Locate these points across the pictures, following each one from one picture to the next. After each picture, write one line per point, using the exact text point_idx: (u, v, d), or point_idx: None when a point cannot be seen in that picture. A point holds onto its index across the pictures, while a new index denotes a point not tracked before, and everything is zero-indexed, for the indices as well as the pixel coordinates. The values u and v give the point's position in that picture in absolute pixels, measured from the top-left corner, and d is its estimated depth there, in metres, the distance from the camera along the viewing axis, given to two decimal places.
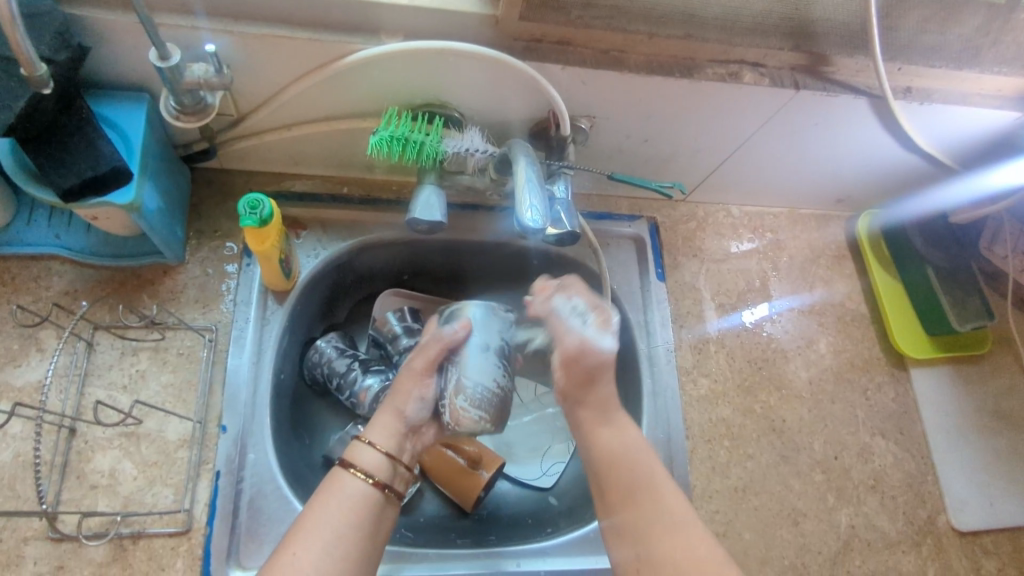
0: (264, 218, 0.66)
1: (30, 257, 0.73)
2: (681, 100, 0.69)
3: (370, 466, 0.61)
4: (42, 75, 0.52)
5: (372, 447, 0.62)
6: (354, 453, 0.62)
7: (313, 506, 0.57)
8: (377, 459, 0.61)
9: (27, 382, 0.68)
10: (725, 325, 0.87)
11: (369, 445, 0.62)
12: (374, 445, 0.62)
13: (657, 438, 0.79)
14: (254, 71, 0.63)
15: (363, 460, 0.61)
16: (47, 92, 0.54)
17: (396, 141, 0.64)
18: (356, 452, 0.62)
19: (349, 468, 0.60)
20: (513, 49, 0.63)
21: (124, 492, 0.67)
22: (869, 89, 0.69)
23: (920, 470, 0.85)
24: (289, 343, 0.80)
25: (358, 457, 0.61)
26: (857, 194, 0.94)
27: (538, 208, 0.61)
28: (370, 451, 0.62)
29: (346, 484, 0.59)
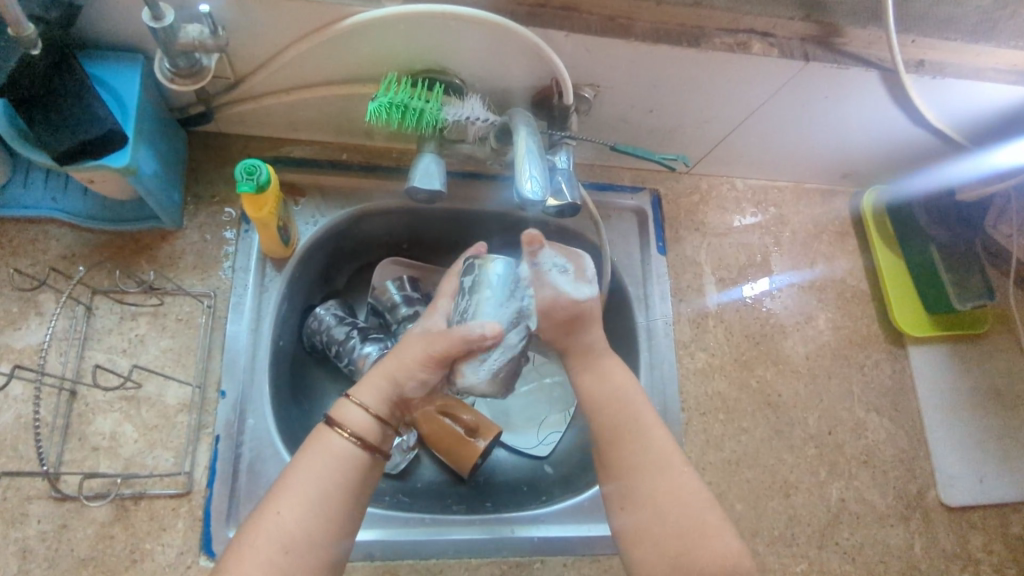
0: (261, 183, 0.65)
1: (26, 219, 0.72)
2: (687, 70, 0.67)
3: (357, 426, 0.59)
4: (30, 32, 0.51)
5: (358, 408, 0.60)
6: (340, 412, 0.60)
7: (301, 466, 0.57)
8: (364, 419, 0.60)
9: (28, 345, 0.69)
10: (724, 299, 0.87)
11: (356, 405, 0.60)
12: (360, 404, 0.60)
13: (653, 409, 0.80)
14: (250, 34, 0.61)
15: (349, 420, 0.59)
16: (35, 53, 0.53)
17: (396, 108, 0.63)
18: (342, 409, 0.60)
19: (335, 427, 0.59)
20: (516, 14, 0.61)
21: (125, 454, 0.67)
22: (880, 62, 0.68)
23: (913, 446, 0.86)
24: (288, 309, 0.80)
25: (347, 417, 0.59)
26: (863, 169, 0.92)
27: (539, 179, 0.60)
28: (358, 410, 0.60)
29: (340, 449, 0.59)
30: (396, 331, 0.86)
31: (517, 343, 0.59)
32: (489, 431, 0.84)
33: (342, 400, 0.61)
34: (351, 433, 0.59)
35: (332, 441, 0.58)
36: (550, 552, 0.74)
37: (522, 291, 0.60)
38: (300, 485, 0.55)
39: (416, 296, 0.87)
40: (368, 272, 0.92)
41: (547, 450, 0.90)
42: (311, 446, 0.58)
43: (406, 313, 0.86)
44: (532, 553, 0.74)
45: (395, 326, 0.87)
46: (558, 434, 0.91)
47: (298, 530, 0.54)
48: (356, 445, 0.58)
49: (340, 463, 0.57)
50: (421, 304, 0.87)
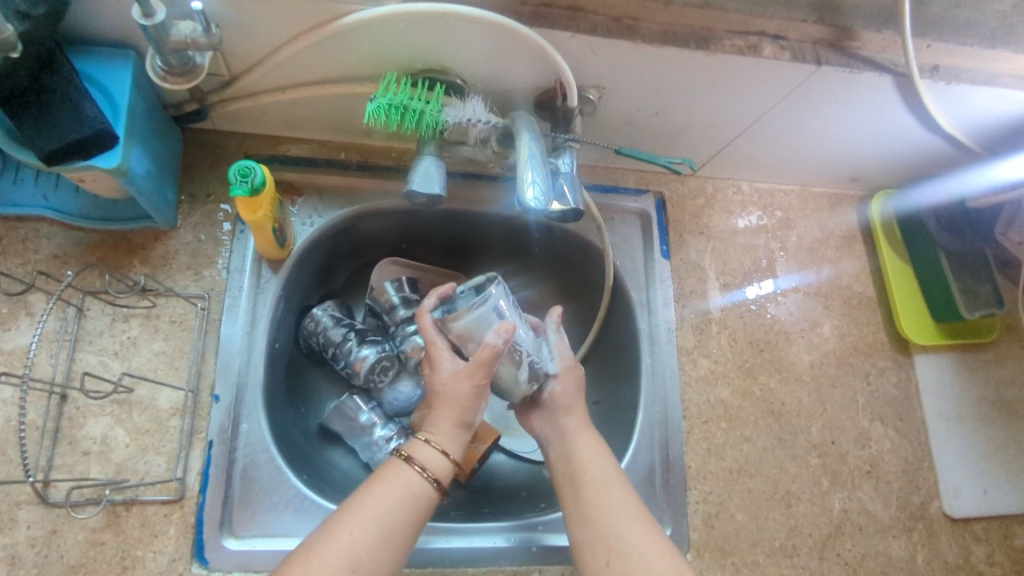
0: (256, 187, 0.62)
1: (16, 218, 0.71)
2: (696, 71, 0.65)
3: (425, 462, 0.61)
4: (7, 35, 0.49)
5: (430, 445, 0.62)
6: (411, 449, 0.61)
7: (371, 492, 0.57)
8: (433, 455, 0.61)
9: (17, 347, 0.67)
10: (727, 302, 0.86)
11: (427, 443, 0.62)
12: (430, 442, 0.62)
13: (653, 416, 0.79)
14: (245, 32, 0.59)
15: (418, 455, 0.61)
16: (16, 55, 0.51)
17: (395, 110, 0.61)
18: (414, 447, 0.62)
19: (407, 460, 0.60)
20: (520, 14, 0.59)
21: (116, 459, 0.66)
22: (895, 66, 0.65)
23: (917, 456, 0.85)
24: (283, 312, 0.78)
25: (419, 453, 0.61)
26: (873, 174, 0.90)
27: (541, 185, 0.58)
28: (427, 448, 0.62)
29: (403, 474, 0.59)
30: (393, 332, 0.85)
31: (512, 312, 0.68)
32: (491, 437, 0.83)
33: (412, 439, 0.63)
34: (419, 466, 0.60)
35: (403, 471, 0.59)
36: (548, 561, 0.73)
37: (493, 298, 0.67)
38: (375, 506, 0.56)
39: (415, 298, 0.86)
40: (365, 272, 0.91)
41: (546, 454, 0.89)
42: (381, 476, 0.59)
43: (406, 315, 0.85)
44: (529, 563, 0.73)
45: (392, 329, 0.85)
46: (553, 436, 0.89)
47: (362, 550, 0.54)
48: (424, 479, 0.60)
49: (409, 495, 0.58)
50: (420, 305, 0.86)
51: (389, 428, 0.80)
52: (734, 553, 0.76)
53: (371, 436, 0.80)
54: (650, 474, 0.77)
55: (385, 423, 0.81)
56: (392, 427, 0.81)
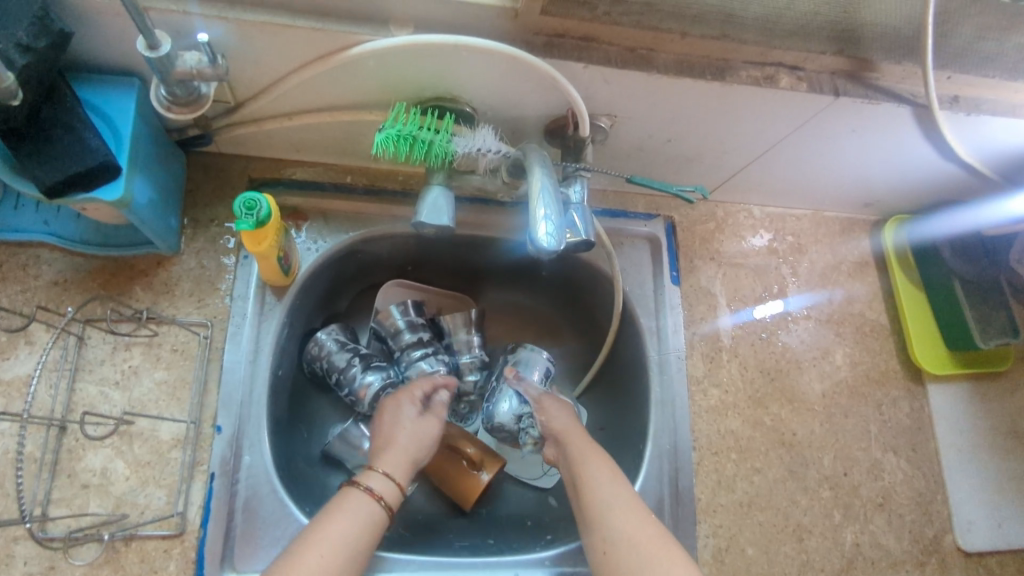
0: (261, 219, 0.61)
1: (18, 243, 0.70)
2: (711, 101, 0.64)
3: (380, 490, 0.63)
4: (7, 83, 0.47)
5: (383, 473, 0.64)
6: (365, 479, 0.63)
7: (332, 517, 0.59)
8: (386, 486, 0.63)
9: (16, 376, 0.66)
10: (737, 322, 0.85)
11: (382, 473, 0.64)
12: (384, 472, 0.64)
13: (663, 447, 0.78)
14: (250, 61, 0.58)
15: (372, 483, 0.63)
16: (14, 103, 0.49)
17: (404, 140, 0.60)
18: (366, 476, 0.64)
19: (362, 487, 0.62)
20: (533, 45, 0.57)
21: (116, 492, 0.65)
22: (914, 97, 0.64)
23: (930, 488, 0.83)
24: (287, 339, 0.77)
25: (372, 482, 0.63)
26: (886, 199, 0.89)
27: (556, 227, 0.56)
28: (380, 478, 0.64)
29: (359, 502, 0.61)
30: (398, 356, 0.83)
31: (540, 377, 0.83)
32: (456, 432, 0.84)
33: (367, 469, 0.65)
34: (372, 492, 0.62)
35: (361, 498, 0.61)
36: None
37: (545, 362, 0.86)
38: (339, 530, 0.58)
39: (420, 322, 0.84)
40: (371, 295, 0.90)
41: (551, 481, 0.87)
42: (341, 502, 0.61)
43: (410, 340, 0.83)
44: None
45: (397, 355, 0.83)
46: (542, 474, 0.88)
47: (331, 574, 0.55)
48: (380, 504, 0.62)
49: (367, 519, 0.60)
50: (425, 329, 0.84)
51: None
52: None
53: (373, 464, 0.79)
54: (659, 507, 0.76)
55: None
56: None
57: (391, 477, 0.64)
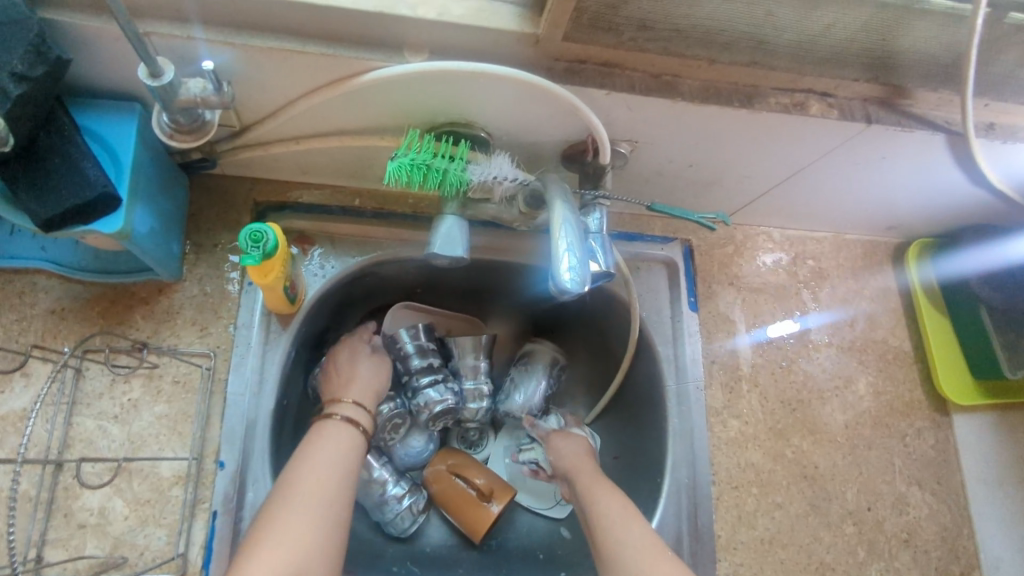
0: (268, 251, 0.58)
1: (14, 270, 0.67)
2: (737, 128, 0.61)
3: (355, 418, 0.68)
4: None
5: (353, 402, 0.69)
6: (334, 410, 0.68)
7: (314, 445, 0.63)
8: (356, 412, 0.69)
9: (11, 410, 0.63)
10: (754, 341, 0.82)
11: (352, 403, 0.69)
12: (350, 400, 0.70)
13: (681, 481, 0.75)
14: (257, 86, 0.55)
15: (346, 412, 0.68)
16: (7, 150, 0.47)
17: (417, 169, 0.57)
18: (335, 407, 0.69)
19: (336, 416, 0.67)
20: (553, 71, 0.55)
21: (114, 532, 0.62)
22: (949, 124, 0.61)
23: (956, 523, 0.80)
24: (292, 368, 0.74)
25: (343, 412, 0.68)
26: (910, 223, 0.86)
27: (579, 265, 0.52)
28: (350, 408, 0.69)
29: (335, 430, 0.66)
30: (407, 381, 0.80)
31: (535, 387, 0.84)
32: (464, 459, 0.83)
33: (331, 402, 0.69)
34: (347, 418, 0.67)
35: (339, 424, 0.66)
36: None
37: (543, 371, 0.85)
38: (331, 452, 0.63)
39: (430, 346, 0.81)
40: (378, 318, 0.87)
41: (566, 511, 0.85)
42: (318, 433, 0.65)
43: (420, 365, 0.80)
44: None
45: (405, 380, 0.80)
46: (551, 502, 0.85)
47: (335, 481, 0.60)
48: (358, 429, 0.67)
49: (346, 440, 0.65)
50: (434, 355, 0.81)
51: (400, 486, 0.77)
52: None
53: (383, 496, 0.76)
54: (677, 544, 0.73)
55: (397, 481, 0.77)
56: (404, 484, 0.78)
57: (359, 405, 0.70)
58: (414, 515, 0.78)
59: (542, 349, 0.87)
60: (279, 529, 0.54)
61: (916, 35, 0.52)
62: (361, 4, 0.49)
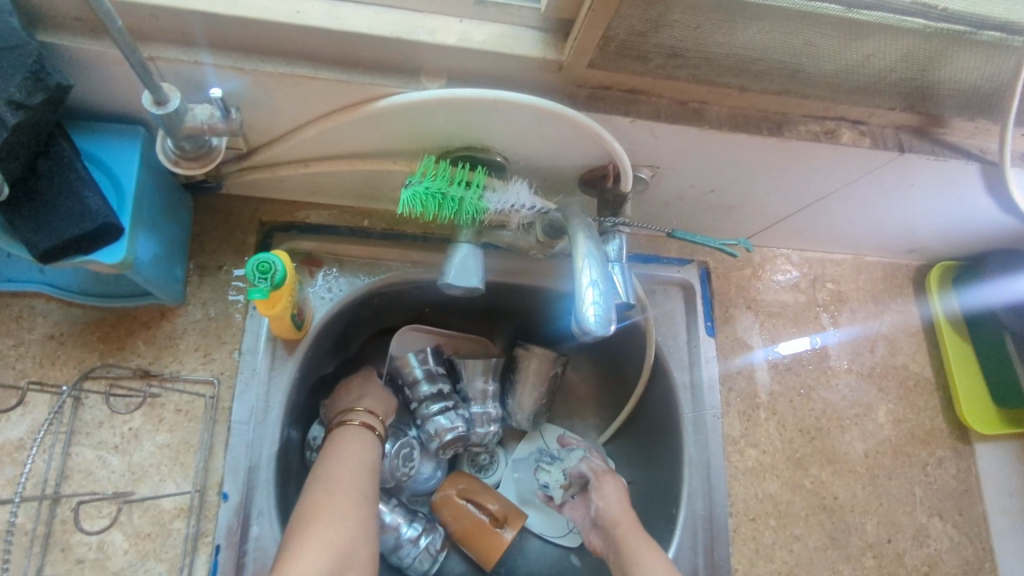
0: (276, 282, 0.56)
1: (10, 293, 0.65)
2: (764, 156, 0.59)
3: (369, 422, 0.70)
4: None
5: (366, 408, 0.71)
6: (350, 417, 0.69)
7: (333, 449, 0.65)
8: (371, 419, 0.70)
9: (6, 440, 0.61)
10: (771, 355, 0.81)
11: (365, 411, 0.70)
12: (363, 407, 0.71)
13: (697, 513, 0.73)
14: (266, 110, 0.53)
15: (360, 417, 0.70)
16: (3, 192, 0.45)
17: (432, 198, 0.55)
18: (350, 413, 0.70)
19: (353, 421, 0.69)
20: (576, 97, 0.52)
21: (113, 567, 0.60)
22: (983, 153, 0.58)
23: (978, 556, 0.78)
24: (298, 394, 0.72)
25: (358, 417, 0.70)
26: (932, 247, 0.84)
27: (603, 303, 0.50)
28: (365, 415, 0.70)
29: (351, 434, 0.67)
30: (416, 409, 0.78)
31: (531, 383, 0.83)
32: (472, 483, 0.80)
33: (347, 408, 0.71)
34: (363, 423, 0.69)
35: (358, 429, 0.68)
36: None
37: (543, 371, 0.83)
38: (356, 452, 0.65)
39: (439, 371, 0.79)
40: (385, 338, 0.85)
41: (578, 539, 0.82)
42: (339, 437, 0.67)
43: (429, 392, 0.77)
44: None
45: (413, 407, 0.78)
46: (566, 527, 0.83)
47: (361, 478, 0.63)
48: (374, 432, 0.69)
49: (364, 441, 0.67)
50: (444, 381, 0.79)
51: (414, 527, 0.73)
52: None
53: (398, 540, 0.72)
54: None
55: (409, 523, 0.73)
56: (418, 525, 0.74)
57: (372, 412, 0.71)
58: (434, 555, 0.74)
59: (535, 357, 0.82)
60: (318, 522, 0.56)
61: (957, 66, 0.49)
62: (378, 30, 0.46)
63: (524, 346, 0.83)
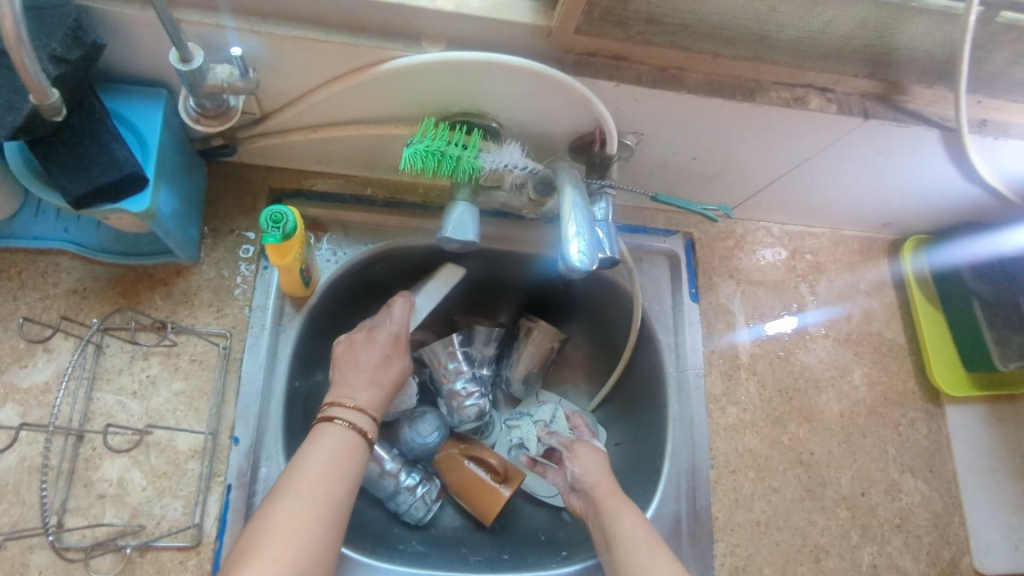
0: (287, 233, 0.61)
1: (37, 251, 0.69)
2: (739, 122, 0.64)
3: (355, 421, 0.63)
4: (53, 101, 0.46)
5: (355, 406, 0.63)
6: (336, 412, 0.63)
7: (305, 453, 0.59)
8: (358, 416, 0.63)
9: (34, 384, 0.66)
10: (755, 342, 0.84)
11: (355, 406, 0.63)
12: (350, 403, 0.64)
13: (681, 465, 0.78)
14: (280, 73, 0.57)
15: (347, 416, 0.62)
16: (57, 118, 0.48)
17: (431, 156, 0.60)
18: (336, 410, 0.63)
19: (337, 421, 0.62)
20: (564, 63, 0.57)
21: (132, 502, 0.65)
22: (943, 121, 0.63)
23: (947, 510, 0.83)
24: (305, 351, 0.77)
25: (343, 415, 0.62)
26: (905, 219, 0.89)
27: (587, 246, 0.55)
28: (352, 411, 0.63)
29: (331, 433, 0.61)
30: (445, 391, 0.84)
31: (529, 357, 0.89)
32: (473, 441, 0.86)
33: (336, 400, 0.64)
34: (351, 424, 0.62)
35: (339, 431, 0.61)
36: None
37: (541, 345, 0.89)
38: (328, 460, 0.58)
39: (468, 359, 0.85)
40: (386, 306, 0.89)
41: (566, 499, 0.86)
42: (318, 437, 0.60)
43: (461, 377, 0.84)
44: None
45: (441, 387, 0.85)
46: None
47: (327, 495, 0.56)
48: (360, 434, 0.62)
49: (343, 446, 0.60)
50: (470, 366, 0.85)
51: (412, 476, 0.79)
52: None
53: (397, 487, 0.78)
54: (676, 524, 0.76)
55: (408, 472, 0.79)
56: (416, 475, 0.80)
57: (363, 410, 0.64)
58: (429, 504, 0.80)
59: (538, 330, 0.89)
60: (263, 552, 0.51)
61: (912, 32, 0.54)
62: None
63: (530, 320, 0.90)
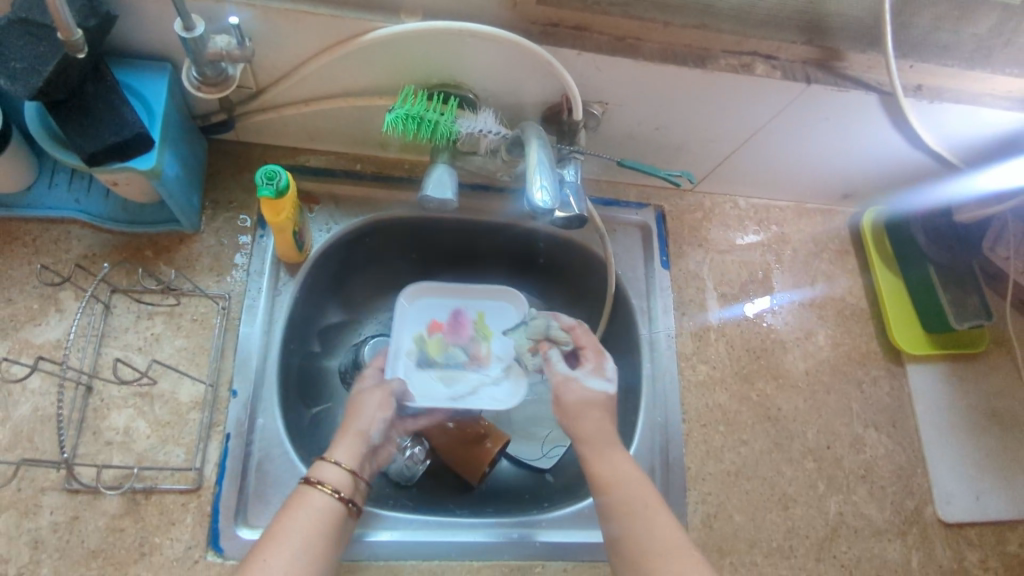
0: (280, 189, 0.66)
1: (50, 220, 0.75)
2: (693, 89, 0.70)
3: (334, 479, 0.63)
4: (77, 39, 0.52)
5: (337, 465, 0.64)
6: (316, 472, 0.63)
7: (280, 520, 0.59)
8: (338, 474, 0.64)
9: (47, 340, 0.71)
10: (725, 316, 0.89)
11: (336, 466, 0.64)
12: (334, 461, 0.65)
13: (655, 418, 0.82)
14: (274, 46, 0.64)
15: (327, 476, 0.63)
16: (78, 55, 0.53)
17: (411, 120, 0.65)
18: (319, 469, 0.64)
19: (316, 485, 0.62)
20: (530, 32, 0.63)
21: (137, 449, 0.69)
22: (880, 85, 0.69)
23: (910, 462, 0.87)
24: (298, 315, 0.82)
25: (323, 474, 0.63)
26: (863, 190, 0.95)
27: (549, 189, 0.61)
28: (333, 468, 0.64)
29: (311, 499, 0.61)
30: None
31: None
32: None
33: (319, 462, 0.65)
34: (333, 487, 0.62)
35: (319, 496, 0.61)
36: (550, 557, 0.75)
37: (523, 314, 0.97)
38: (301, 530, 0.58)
39: None
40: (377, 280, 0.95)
41: (549, 462, 0.91)
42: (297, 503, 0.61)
43: None
44: (533, 558, 0.75)
45: None
46: (560, 448, 0.93)
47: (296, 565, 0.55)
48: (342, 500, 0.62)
49: (321, 514, 0.60)
50: None
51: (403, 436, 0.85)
52: (732, 552, 0.78)
53: None
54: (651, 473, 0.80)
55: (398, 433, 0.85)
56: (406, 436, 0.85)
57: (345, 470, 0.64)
58: (417, 464, 0.85)
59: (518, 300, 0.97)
60: None
61: None
62: None
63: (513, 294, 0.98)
